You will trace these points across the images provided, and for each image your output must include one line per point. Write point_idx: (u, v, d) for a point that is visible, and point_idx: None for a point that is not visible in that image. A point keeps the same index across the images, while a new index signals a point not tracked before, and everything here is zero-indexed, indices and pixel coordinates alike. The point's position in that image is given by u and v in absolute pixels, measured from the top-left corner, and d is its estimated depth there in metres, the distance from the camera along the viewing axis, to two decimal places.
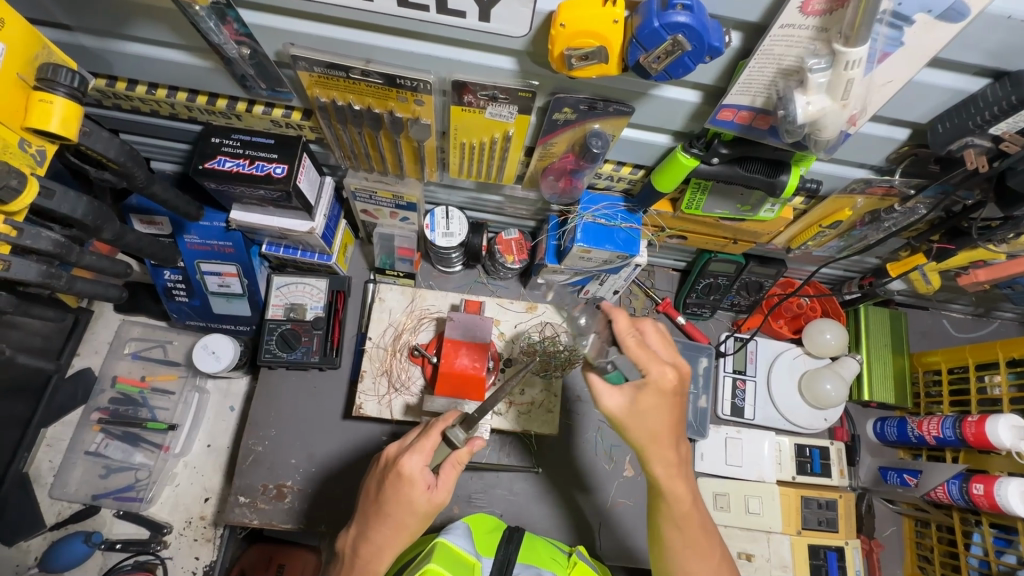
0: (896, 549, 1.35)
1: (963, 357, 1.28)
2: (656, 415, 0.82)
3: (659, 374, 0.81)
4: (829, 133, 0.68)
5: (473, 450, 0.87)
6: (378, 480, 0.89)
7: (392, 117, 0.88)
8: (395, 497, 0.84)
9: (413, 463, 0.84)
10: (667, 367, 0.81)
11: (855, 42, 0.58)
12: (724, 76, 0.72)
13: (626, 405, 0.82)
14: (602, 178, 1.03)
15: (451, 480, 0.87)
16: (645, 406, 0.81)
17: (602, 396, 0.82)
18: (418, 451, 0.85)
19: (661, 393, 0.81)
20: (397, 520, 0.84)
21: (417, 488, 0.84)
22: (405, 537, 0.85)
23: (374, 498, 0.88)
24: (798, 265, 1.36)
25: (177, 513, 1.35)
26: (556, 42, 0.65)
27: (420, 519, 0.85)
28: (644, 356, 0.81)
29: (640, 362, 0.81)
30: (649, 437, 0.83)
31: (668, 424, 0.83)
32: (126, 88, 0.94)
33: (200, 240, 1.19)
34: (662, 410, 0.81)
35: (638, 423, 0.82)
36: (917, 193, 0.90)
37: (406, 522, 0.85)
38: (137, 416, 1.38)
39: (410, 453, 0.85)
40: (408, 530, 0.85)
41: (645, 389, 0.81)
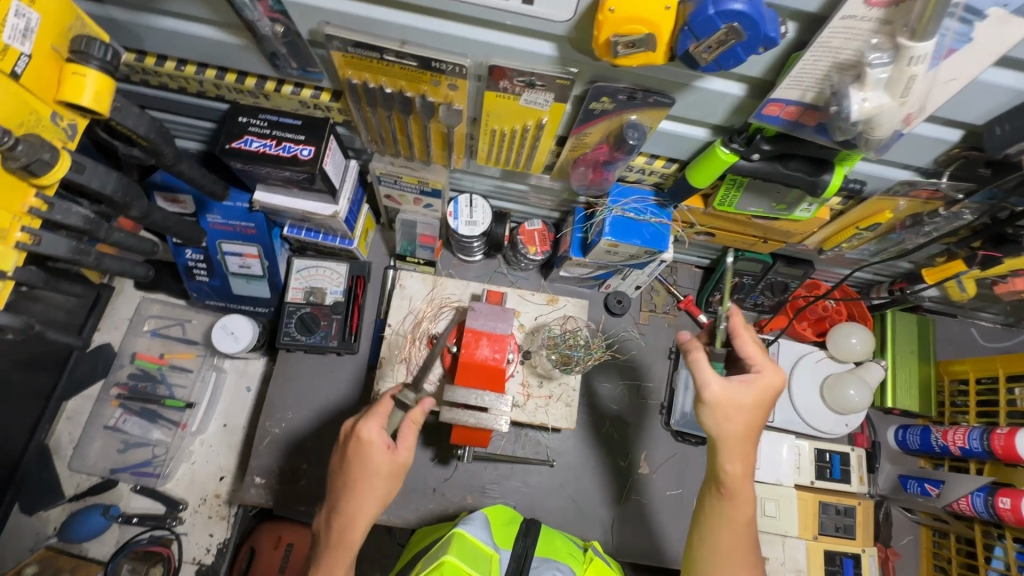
0: (911, 558, 1.33)
1: (993, 368, 1.25)
2: (736, 415, 0.81)
3: (769, 373, 0.82)
4: (882, 132, 0.65)
5: (426, 409, 0.91)
6: (339, 453, 0.92)
7: (423, 101, 0.86)
8: (358, 463, 0.88)
9: (372, 428, 0.88)
10: (775, 364, 0.83)
11: (922, 36, 0.55)
12: (773, 68, 0.69)
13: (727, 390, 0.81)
14: (633, 171, 1.01)
15: (411, 439, 0.91)
16: (740, 396, 0.81)
17: (705, 379, 0.81)
18: (374, 418, 0.89)
19: (770, 392, 0.82)
20: (366, 484, 0.87)
21: (376, 450, 0.88)
22: (375, 501, 0.88)
23: (338, 470, 0.91)
24: (827, 267, 1.33)
25: (192, 490, 1.37)
26: (602, 28, 0.62)
27: (386, 480, 0.88)
28: (759, 352, 0.84)
29: (752, 360, 0.84)
30: (727, 437, 0.81)
31: (744, 430, 0.82)
32: (155, 64, 0.93)
33: (223, 220, 1.19)
34: (757, 407, 0.81)
35: (723, 420, 0.81)
36: (964, 198, 0.87)
37: (374, 485, 0.88)
38: (155, 393, 1.39)
39: (369, 420, 0.89)
40: (378, 492, 0.88)
41: (750, 382, 0.81)
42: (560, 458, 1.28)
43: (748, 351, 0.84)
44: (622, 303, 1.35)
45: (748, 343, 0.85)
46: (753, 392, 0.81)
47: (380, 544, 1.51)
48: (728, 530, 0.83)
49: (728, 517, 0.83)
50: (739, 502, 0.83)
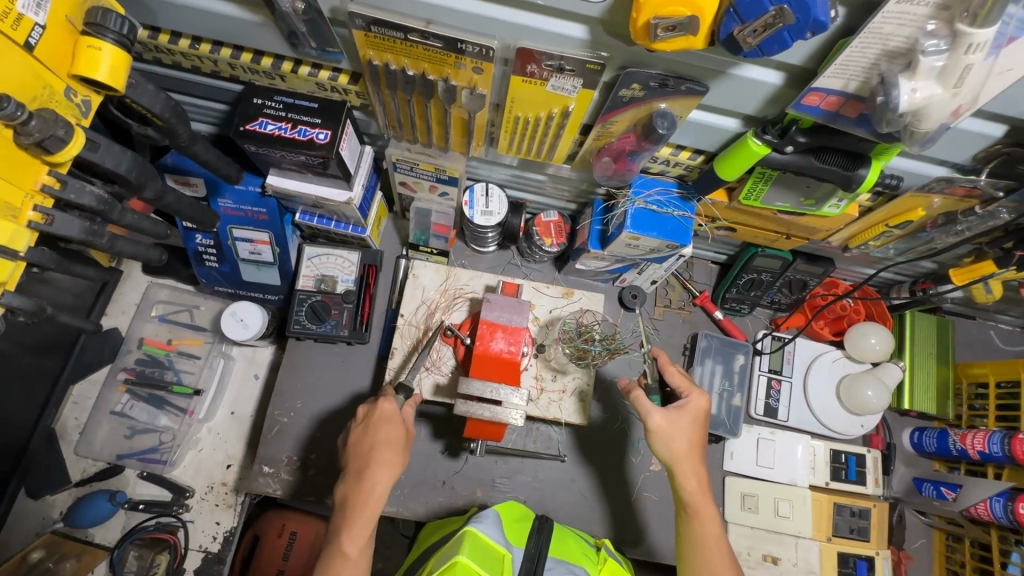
0: (924, 562, 1.31)
1: (1015, 372, 1.23)
2: (683, 438, 0.97)
3: (694, 398, 1.01)
4: (929, 124, 0.62)
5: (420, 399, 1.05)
6: (357, 433, 0.96)
7: (446, 85, 0.84)
8: (381, 433, 0.94)
9: (392, 402, 0.96)
10: (699, 390, 1.02)
11: (984, 22, 0.52)
12: (815, 57, 0.67)
13: (668, 419, 0.97)
14: (657, 162, 0.98)
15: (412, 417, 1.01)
16: (679, 423, 0.98)
17: (650, 412, 0.97)
18: (392, 395, 0.98)
19: (698, 415, 1.00)
20: (391, 449, 0.94)
21: (393, 421, 0.95)
22: (399, 466, 0.94)
23: (360, 440, 0.95)
24: (848, 265, 1.30)
25: (199, 478, 1.36)
26: (642, 9, 0.59)
27: (404, 448, 0.96)
28: (685, 382, 1.02)
29: (683, 389, 1.02)
30: (678, 455, 0.97)
31: (693, 451, 0.98)
32: (169, 41, 0.90)
33: (234, 205, 1.16)
34: (693, 428, 0.99)
35: (668, 443, 0.97)
36: (1003, 196, 0.84)
37: (397, 450, 0.94)
38: (162, 379, 1.37)
39: (388, 397, 0.98)
40: (402, 457, 0.95)
41: (684, 410, 0.99)
42: (571, 453, 1.26)
43: (679, 383, 1.02)
44: (637, 297, 1.31)
45: (675, 374, 1.04)
46: (689, 417, 0.99)
47: (386, 535, 1.50)
48: (708, 543, 0.95)
49: (700, 533, 0.96)
50: (704, 516, 0.96)
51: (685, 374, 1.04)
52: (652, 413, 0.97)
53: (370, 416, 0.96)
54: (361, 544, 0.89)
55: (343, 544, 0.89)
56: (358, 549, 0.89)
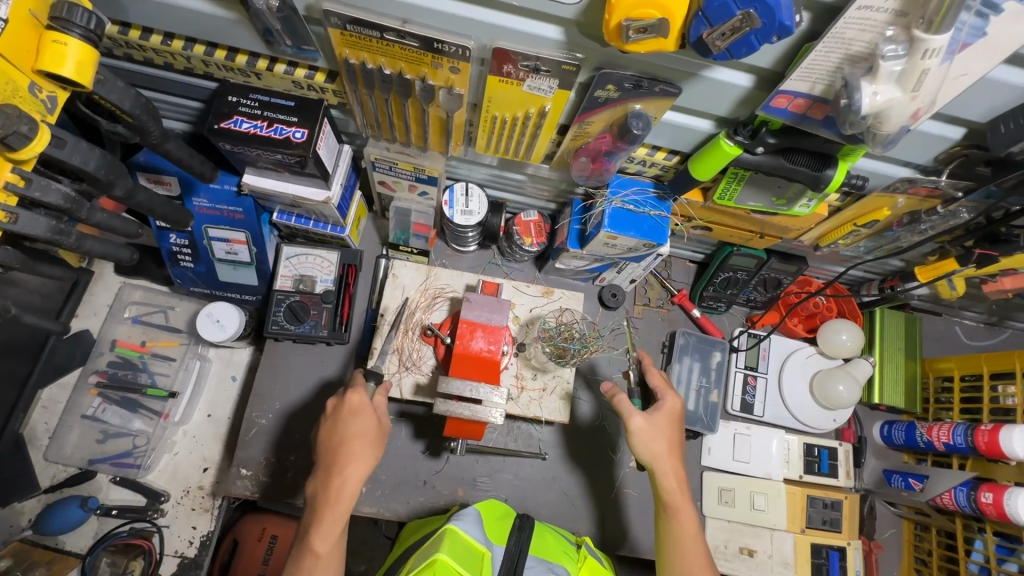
0: (893, 552, 1.35)
1: (977, 366, 1.27)
2: (663, 440, 0.99)
3: (671, 401, 1.04)
4: (890, 127, 0.64)
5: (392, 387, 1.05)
6: (327, 430, 0.95)
7: (423, 84, 0.84)
8: (351, 427, 0.93)
9: (361, 395, 0.96)
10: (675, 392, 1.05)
11: (939, 29, 0.54)
12: (783, 59, 0.69)
13: (648, 422, 1.00)
14: (634, 162, 0.99)
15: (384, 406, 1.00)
16: (659, 425, 1.01)
17: (631, 414, 1.00)
18: (360, 387, 0.96)
19: (676, 416, 1.03)
20: (360, 445, 0.93)
21: (365, 414, 0.94)
22: (369, 462, 0.93)
23: (330, 436, 0.94)
24: (820, 264, 1.33)
25: (174, 482, 1.33)
26: (614, 11, 0.60)
27: (374, 441, 0.94)
28: (662, 384, 1.06)
29: (660, 390, 1.06)
30: (659, 459, 0.99)
31: (671, 453, 1.00)
32: (140, 38, 0.88)
33: (210, 204, 1.15)
34: (671, 428, 1.01)
35: (648, 446, 0.99)
36: (963, 196, 0.87)
37: (370, 446, 0.94)
38: (136, 382, 1.34)
39: (355, 388, 0.96)
40: (375, 452, 0.94)
41: (661, 411, 1.02)
42: (552, 451, 1.27)
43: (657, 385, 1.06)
44: (616, 296, 1.33)
45: (654, 376, 1.08)
46: (666, 421, 1.02)
47: (367, 537, 1.49)
48: (685, 541, 0.96)
49: (677, 531, 0.97)
50: (682, 516, 0.97)
51: (663, 377, 1.08)
52: (631, 415, 0.99)
53: (339, 410, 0.95)
54: (332, 542, 0.88)
55: (314, 543, 0.88)
56: (329, 546, 0.88)
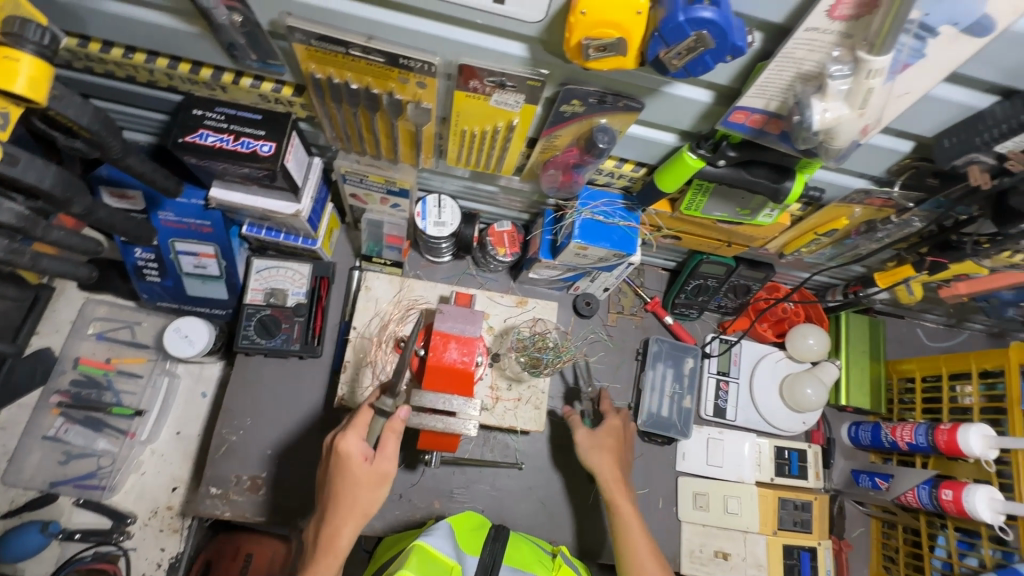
0: (862, 549, 1.38)
1: (937, 367, 1.31)
2: (605, 445, 1.13)
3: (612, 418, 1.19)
4: (840, 142, 0.67)
5: (405, 416, 1.00)
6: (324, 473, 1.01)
7: (391, 98, 0.84)
8: (340, 475, 0.96)
9: (349, 441, 0.97)
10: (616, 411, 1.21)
11: (880, 50, 0.57)
12: (739, 77, 0.71)
13: (589, 433, 1.16)
14: (603, 174, 1.01)
15: (391, 448, 0.99)
16: (601, 434, 1.15)
17: (577, 428, 1.17)
18: (351, 433, 0.99)
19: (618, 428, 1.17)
20: (350, 496, 0.96)
21: (353, 462, 0.96)
22: (359, 513, 0.96)
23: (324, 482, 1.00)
24: (787, 270, 1.37)
25: (142, 502, 1.30)
26: (574, 31, 0.62)
27: (366, 488, 0.96)
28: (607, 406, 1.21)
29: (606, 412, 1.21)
30: (601, 463, 1.11)
31: (613, 456, 1.12)
32: (100, 50, 0.87)
33: (176, 218, 1.12)
34: (613, 439, 1.15)
35: (591, 453, 1.13)
36: (915, 206, 0.91)
37: (362, 496, 0.96)
38: (100, 400, 1.30)
39: (343, 435, 0.99)
40: (368, 500, 0.96)
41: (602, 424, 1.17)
42: (528, 460, 1.28)
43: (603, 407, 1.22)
44: (590, 304, 1.35)
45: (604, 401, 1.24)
46: (608, 432, 1.15)
47: None
48: (629, 524, 1.04)
49: (620, 518, 1.05)
50: (621, 503, 1.07)
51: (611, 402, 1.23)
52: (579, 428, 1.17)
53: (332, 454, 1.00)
54: None
55: None
56: None
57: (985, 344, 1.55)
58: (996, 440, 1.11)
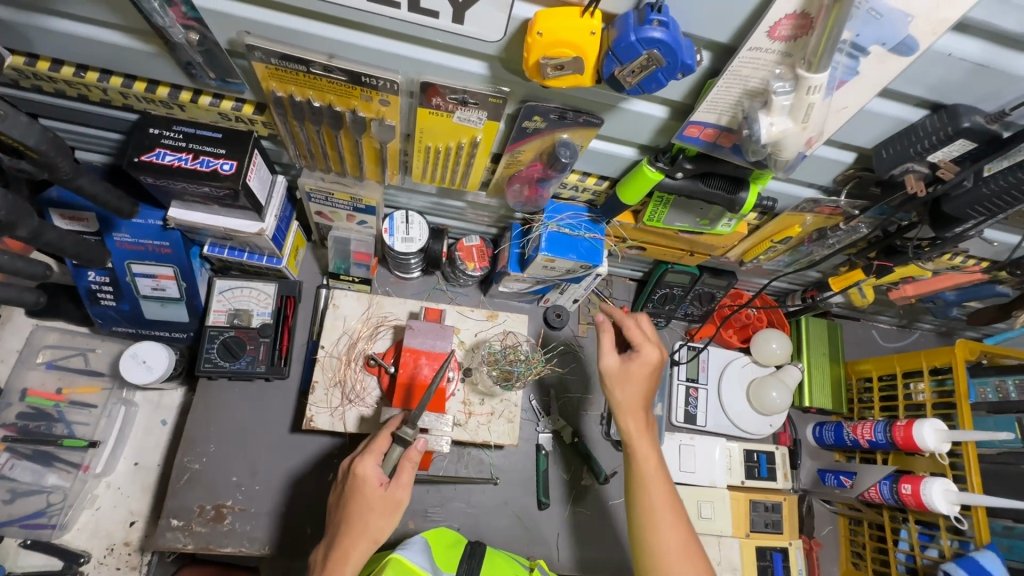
0: (832, 547, 1.42)
1: (891, 366, 1.37)
2: (638, 386, 0.98)
3: (649, 351, 1.00)
4: (788, 154, 0.71)
5: (424, 447, 0.91)
6: (339, 494, 0.93)
7: (354, 116, 0.84)
8: (353, 498, 0.88)
9: (367, 463, 0.89)
10: (653, 341, 1.01)
11: (818, 68, 0.61)
12: (692, 93, 0.74)
13: (619, 365, 0.98)
14: (567, 188, 1.03)
15: (408, 476, 0.90)
16: (632, 371, 0.98)
17: (607, 352, 0.99)
18: (370, 455, 0.90)
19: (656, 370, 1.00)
20: (361, 521, 0.87)
21: (368, 485, 0.87)
22: (369, 540, 0.87)
23: (338, 505, 0.91)
24: (748, 277, 1.42)
25: (96, 540, 1.23)
26: (532, 50, 0.64)
27: (380, 515, 0.87)
28: (641, 336, 1.00)
29: (638, 341, 1.01)
30: (622, 405, 0.97)
31: (644, 398, 0.98)
32: (49, 69, 0.84)
33: (132, 239, 1.09)
34: (646, 383, 0.98)
35: (618, 390, 0.98)
36: (860, 213, 0.96)
37: (375, 523, 0.87)
38: (51, 433, 1.23)
39: (362, 458, 0.90)
40: (379, 527, 0.87)
41: (632, 360, 0.99)
42: (503, 475, 1.27)
43: (635, 335, 1.01)
44: (560, 316, 1.37)
45: (634, 329, 1.01)
46: (642, 373, 0.98)
47: None
48: (645, 474, 0.93)
49: (640, 471, 0.93)
50: (643, 456, 0.94)
51: (640, 324, 1.03)
52: (608, 346, 0.99)
53: (349, 475, 0.91)
54: None
55: None
56: None
57: (934, 343, 1.63)
58: (948, 433, 1.16)
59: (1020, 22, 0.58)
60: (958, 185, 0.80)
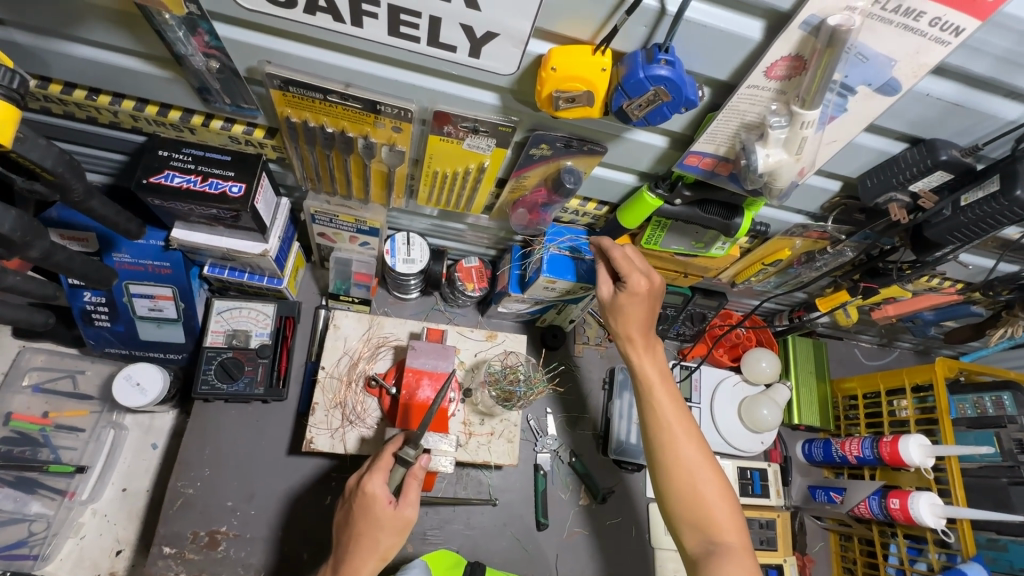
0: (824, 563, 1.44)
1: (876, 384, 1.42)
2: (633, 312, 0.95)
3: (639, 280, 0.93)
4: (782, 182, 0.76)
5: (426, 464, 0.92)
6: (346, 511, 0.93)
7: (366, 141, 0.87)
8: (363, 517, 0.89)
9: (376, 480, 0.90)
10: (642, 269, 0.93)
11: (811, 105, 0.65)
12: (691, 125, 0.78)
13: (611, 296, 0.96)
14: (568, 212, 1.07)
15: (413, 494, 0.91)
16: (621, 303, 0.95)
17: (601, 282, 0.97)
18: (377, 472, 0.91)
19: (652, 294, 0.94)
20: (370, 539, 0.88)
21: (379, 505, 0.88)
22: (378, 557, 0.89)
23: (345, 522, 0.92)
24: (738, 298, 1.47)
25: (80, 570, 1.19)
26: (545, 84, 0.67)
27: (389, 534, 0.89)
28: (626, 266, 0.93)
29: (623, 270, 0.94)
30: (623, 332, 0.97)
31: (643, 319, 0.95)
32: (61, 92, 0.85)
33: (131, 259, 1.08)
34: (640, 310, 0.94)
35: (616, 317, 0.96)
36: (846, 238, 1.02)
37: (386, 542, 0.89)
38: (35, 459, 1.20)
39: (369, 475, 0.91)
40: (389, 546, 0.89)
41: (622, 292, 0.94)
42: (502, 496, 1.27)
43: (620, 266, 0.93)
44: (557, 336, 1.38)
45: (621, 259, 0.94)
46: (632, 303, 0.94)
47: None
48: (655, 392, 0.94)
49: (649, 392, 0.94)
50: (648, 378, 0.94)
51: (630, 251, 0.95)
52: (601, 281, 0.97)
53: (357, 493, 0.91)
54: None
55: None
56: None
57: (913, 361, 1.70)
58: (931, 448, 1.21)
59: (990, 68, 0.64)
60: (938, 214, 0.85)
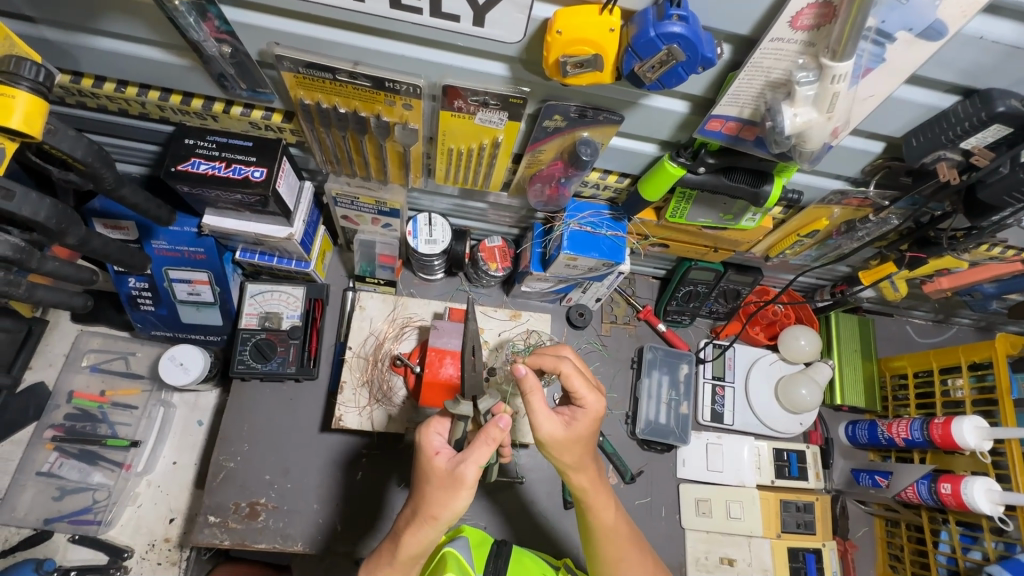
0: (868, 549, 1.37)
1: (928, 362, 1.32)
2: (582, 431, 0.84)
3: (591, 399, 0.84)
4: (813, 145, 0.70)
5: (506, 424, 0.76)
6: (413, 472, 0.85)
7: (378, 121, 0.86)
8: (420, 475, 0.80)
9: (434, 437, 0.81)
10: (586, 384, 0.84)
11: (842, 56, 0.60)
12: (712, 86, 0.74)
13: (561, 429, 0.82)
14: (588, 186, 1.04)
15: (483, 454, 0.75)
16: (577, 432, 0.83)
17: (540, 422, 0.81)
18: (439, 430, 0.82)
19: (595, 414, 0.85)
20: (423, 498, 0.78)
21: (424, 456, 0.79)
22: (427, 519, 0.77)
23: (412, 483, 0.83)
24: (775, 273, 1.39)
25: (139, 536, 1.28)
26: (551, 49, 0.64)
27: (437, 491, 0.77)
28: (584, 387, 0.84)
29: (584, 389, 0.84)
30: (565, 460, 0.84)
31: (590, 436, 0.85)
32: (92, 86, 0.89)
33: (169, 246, 1.13)
34: (587, 434, 0.85)
35: (561, 453, 0.83)
36: (890, 204, 0.95)
37: (430, 498, 0.77)
38: (95, 433, 1.29)
39: (432, 429, 0.81)
40: (435, 503, 0.76)
41: (579, 416, 0.84)
42: (529, 474, 1.27)
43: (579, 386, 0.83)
44: (583, 315, 1.36)
45: (576, 380, 0.83)
46: (587, 423, 0.84)
47: None
48: (599, 508, 0.88)
49: (599, 521, 0.89)
50: (600, 508, 0.88)
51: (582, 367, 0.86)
52: (544, 418, 0.80)
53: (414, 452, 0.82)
54: None
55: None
56: None
57: (972, 338, 1.58)
58: (989, 430, 1.12)
59: None
60: (993, 172, 0.78)
